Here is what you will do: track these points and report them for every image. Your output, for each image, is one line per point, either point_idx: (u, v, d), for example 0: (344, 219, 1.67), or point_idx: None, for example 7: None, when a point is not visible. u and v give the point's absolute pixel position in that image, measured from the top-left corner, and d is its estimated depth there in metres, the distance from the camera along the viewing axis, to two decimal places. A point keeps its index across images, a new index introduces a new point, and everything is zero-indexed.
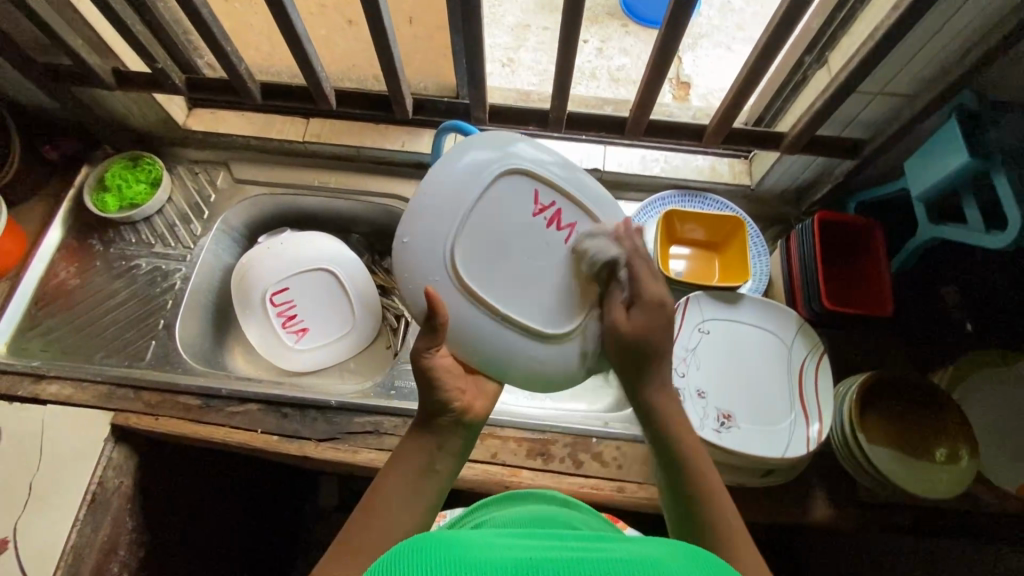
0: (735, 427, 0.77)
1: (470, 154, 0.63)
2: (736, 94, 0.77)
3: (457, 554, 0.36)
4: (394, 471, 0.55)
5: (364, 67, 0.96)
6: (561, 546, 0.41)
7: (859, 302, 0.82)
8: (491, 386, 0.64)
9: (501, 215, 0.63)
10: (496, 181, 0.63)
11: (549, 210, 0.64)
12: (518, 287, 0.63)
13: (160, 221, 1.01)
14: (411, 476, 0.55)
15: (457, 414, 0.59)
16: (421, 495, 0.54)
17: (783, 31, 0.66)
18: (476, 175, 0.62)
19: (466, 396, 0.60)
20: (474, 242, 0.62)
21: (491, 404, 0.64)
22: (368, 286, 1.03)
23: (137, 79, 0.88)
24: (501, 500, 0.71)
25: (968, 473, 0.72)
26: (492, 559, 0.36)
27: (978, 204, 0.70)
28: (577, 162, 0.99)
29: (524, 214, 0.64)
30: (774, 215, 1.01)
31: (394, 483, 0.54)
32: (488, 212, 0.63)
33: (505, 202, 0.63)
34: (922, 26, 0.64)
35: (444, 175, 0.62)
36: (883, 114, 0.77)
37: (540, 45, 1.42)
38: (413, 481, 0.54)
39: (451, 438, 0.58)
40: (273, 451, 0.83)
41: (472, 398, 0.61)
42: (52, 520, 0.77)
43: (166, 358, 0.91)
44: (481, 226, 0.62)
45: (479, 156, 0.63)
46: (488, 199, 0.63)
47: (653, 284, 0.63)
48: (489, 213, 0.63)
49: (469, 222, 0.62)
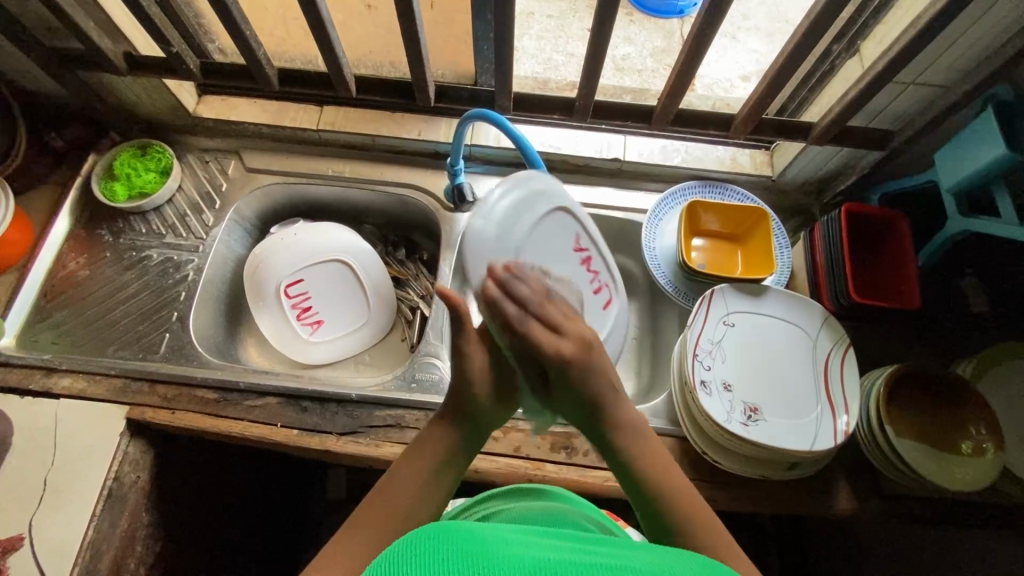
0: (761, 420, 0.76)
1: (545, 186, 0.71)
2: (769, 83, 0.75)
3: (476, 546, 0.37)
4: (413, 461, 0.55)
5: (382, 53, 0.94)
6: (578, 548, 0.40)
7: (884, 294, 0.81)
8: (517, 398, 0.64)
9: (549, 241, 0.71)
10: (554, 216, 0.72)
11: (585, 252, 0.77)
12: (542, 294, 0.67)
13: (170, 211, 0.98)
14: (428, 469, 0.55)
15: (478, 415, 0.58)
16: (436, 489, 0.55)
17: (823, 18, 0.64)
18: (546, 203, 0.70)
19: (493, 408, 0.60)
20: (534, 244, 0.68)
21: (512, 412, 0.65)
22: (383, 277, 1.02)
23: (151, 65, 0.85)
24: (516, 494, 0.71)
25: (994, 467, 0.71)
26: (510, 555, 0.36)
27: (1011, 198, 0.69)
28: (596, 152, 0.98)
29: (565, 248, 0.74)
30: (794, 207, 1.00)
31: (411, 474, 0.54)
32: (547, 232, 0.71)
33: (559, 229, 0.73)
34: (964, 15, 0.63)
35: (532, 185, 0.69)
36: (915, 105, 0.76)
37: (544, 33, 1.39)
38: (431, 474, 0.55)
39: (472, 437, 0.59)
40: (292, 445, 0.82)
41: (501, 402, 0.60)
42: (68, 516, 0.76)
43: (180, 351, 0.89)
44: (541, 235, 0.70)
45: (551, 194, 0.71)
46: (548, 221, 0.71)
47: (575, 322, 0.59)
48: (548, 230, 0.71)
49: (538, 230, 0.69)
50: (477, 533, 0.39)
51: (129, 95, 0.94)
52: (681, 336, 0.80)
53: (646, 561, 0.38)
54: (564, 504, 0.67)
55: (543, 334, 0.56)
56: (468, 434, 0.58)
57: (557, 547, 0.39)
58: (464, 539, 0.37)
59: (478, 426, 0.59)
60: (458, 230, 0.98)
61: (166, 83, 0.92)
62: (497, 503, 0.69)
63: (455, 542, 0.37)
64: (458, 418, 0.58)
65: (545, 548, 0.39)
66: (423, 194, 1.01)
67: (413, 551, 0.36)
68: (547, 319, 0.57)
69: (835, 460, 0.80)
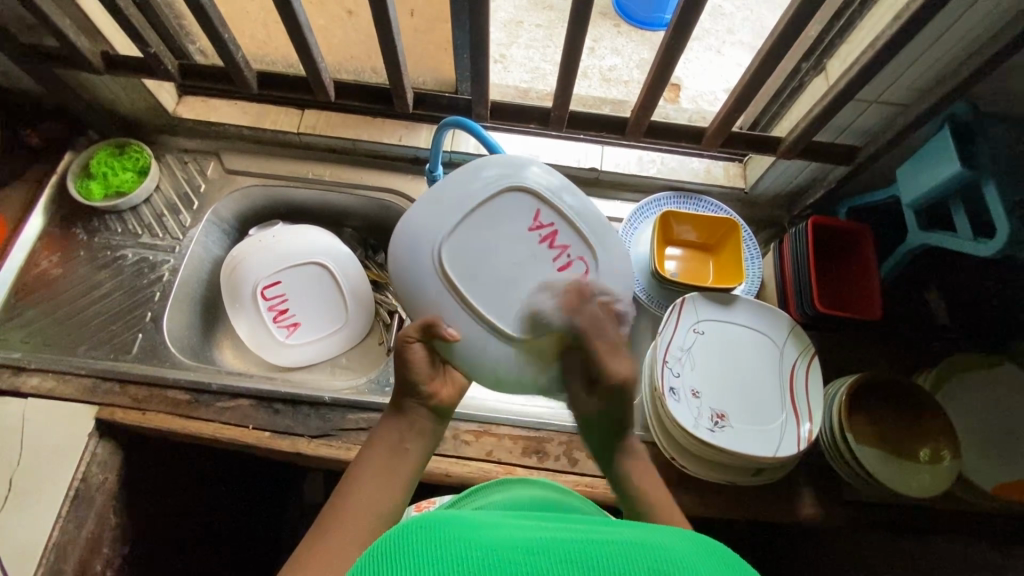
0: (728, 427, 0.78)
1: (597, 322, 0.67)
2: (737, 99, 0.78)
3: (470, 532, 0.37)
4: (370, 451, 0.54)
5: (363, 58, 0.95)
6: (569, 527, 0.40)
7: (848, 306, 0.84)
8: (446, 394, 0.59)
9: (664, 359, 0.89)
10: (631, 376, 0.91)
11: (547, 228, 0.64)
12: (493, 286, 0.61)
13: (147, 211, 0.98)
14: (386, 462, 0.53)
15: (421, 399, 0.57)
16: (400, 477, 0.53)
17: (787, 34, 0.67)
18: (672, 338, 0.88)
19: (434, 382, 0.58)
20: (576, 217, 0.65)
21: (457, 397, 0.61)
22: (362, 281, 1.02)
23: (128, 64, 0.85)
24: (495, 486, 0.69)
25: (951, 473, 0.73)
26: (498, 539, 0.36)
27: (966, 213, 0.72)
28: (575, 161, 1.00)
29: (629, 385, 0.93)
30: (765, 219, 1.03)
31: (368, 468, 0.52)
32: (506, 238, 0.63)
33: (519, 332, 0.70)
34: (918, 39, 0.66)
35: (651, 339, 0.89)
36: (875, 123, 0.78)
37: (532, 42, 1.41)
38: (386, 456, 0.54)
39: (423, 415, 0.57)
40: (264, 447, 0.82)
41: (438, 386, 0.59)
42: (33, 517, 0.75)
43: (154, 352, 0.88)
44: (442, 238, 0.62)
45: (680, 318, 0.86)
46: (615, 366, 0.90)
47: (617, 361, 0.55)
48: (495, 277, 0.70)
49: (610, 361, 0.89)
50: (472, 520, 0.40)
51: (107, 94, 0.94)
52: (651, 344, 0.82)
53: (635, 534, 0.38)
54: (534, 488, 0.66)
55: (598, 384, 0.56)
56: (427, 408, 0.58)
57: (552, 532, 0.39)
58: (456, 524, 0.37)
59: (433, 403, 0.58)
60: None
61: (145, 83, 0.92)
62: (481, 495, 0.67)
63: (444, 525, 0.37)
64: (412, 396, 0.57)
65: (537, 531, 0.39)
66: (401, 198, 1.01)
67: (406, 534, 0.36)
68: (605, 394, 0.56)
69: (800, 465, 0.82)
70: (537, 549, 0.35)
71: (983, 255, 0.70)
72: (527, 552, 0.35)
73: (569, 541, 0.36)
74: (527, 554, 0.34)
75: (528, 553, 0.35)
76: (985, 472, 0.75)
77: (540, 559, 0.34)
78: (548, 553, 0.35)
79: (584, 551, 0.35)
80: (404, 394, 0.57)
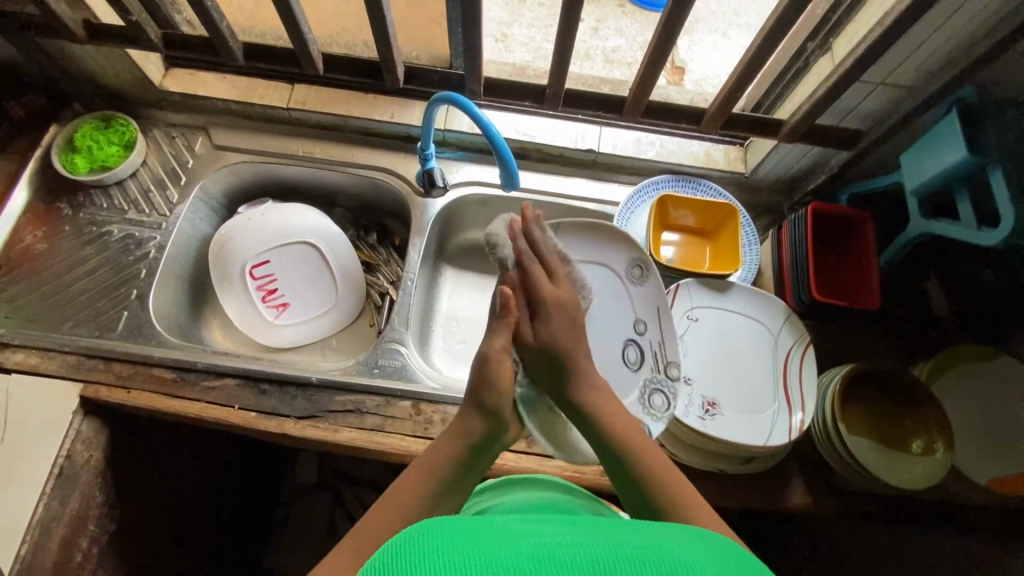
0: (719, 415, 0.77)
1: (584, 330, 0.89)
2: (738, 78, 0.75)
3: (471, 541, 0.35)
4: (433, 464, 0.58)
5: (354, 31, 0.92)
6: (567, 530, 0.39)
7: (847, 295, 0.82)
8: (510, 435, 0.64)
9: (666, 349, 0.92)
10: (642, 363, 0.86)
11: None
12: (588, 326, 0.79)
13: (133, 185, 0.96)
14: (438, 489, 0.56)
15: (495, 430, 0.61)
16: (463, 486, 0.59)
17: (790, 11, 0.64)
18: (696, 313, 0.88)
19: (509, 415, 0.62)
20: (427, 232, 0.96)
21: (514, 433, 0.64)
22: (351, 260, 1.00)
23: (109, 33, 0.83)
24: (500, 487, 0.68)
25: (944, 465, 0.73)
26: (500, 545, 0.35)
27: (971, 200, 0.70)
28: (571, 142, 0.97)
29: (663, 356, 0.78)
30: (766, 204, 1.01)
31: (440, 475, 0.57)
32: None
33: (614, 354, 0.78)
34: (927, 19, 0.63)
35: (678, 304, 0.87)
36: (881, 107, 0.76)
37: (534, 21, 1.37)
38: (446, 481, 0.57)
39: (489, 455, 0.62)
40: (250, 428, 0.81)
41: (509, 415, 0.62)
42: (16, 495, 0.75)
43: (138, 330, 0.86)
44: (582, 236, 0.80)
45: (698, 300, 0.83)
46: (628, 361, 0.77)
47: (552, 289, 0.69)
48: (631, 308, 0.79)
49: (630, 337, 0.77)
50: (468, 528, 0.38)
51: (91, 63, 0.91)
52: None
53: (641, 536, 0.37)
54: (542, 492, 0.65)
55: (542, 278, 0.69)
56: (495, 430, 0.61)
57: (550, 535, 0.37)
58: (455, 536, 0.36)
59: (500, 429, 0.62)
60: (428, 217, 0.97)
61: (130, 53, 0.89)
62: (486, 497, 0.67)
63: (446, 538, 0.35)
64: (482, 414, 0.61)
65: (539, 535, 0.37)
66: (394, 177, 0.99)
67: (411, 552, 0.34)
68: (539, 297, 0.68)
69: (791, 455, 0.82)
70: (542, 555, 0.34)
71: (988, 244, 0.68)
72: (535, 560, 0.33)
73: (575, 547, 0.35)
74: (534, 561, 0.33)
75: (535, 559, 0.33)
76: (978, 464, 0.75)
77: (546, 565, 0.33)
78: (556, 558, 0.33)
79: (588, 554, 0.34)
80: (477, 409, 0.61)
